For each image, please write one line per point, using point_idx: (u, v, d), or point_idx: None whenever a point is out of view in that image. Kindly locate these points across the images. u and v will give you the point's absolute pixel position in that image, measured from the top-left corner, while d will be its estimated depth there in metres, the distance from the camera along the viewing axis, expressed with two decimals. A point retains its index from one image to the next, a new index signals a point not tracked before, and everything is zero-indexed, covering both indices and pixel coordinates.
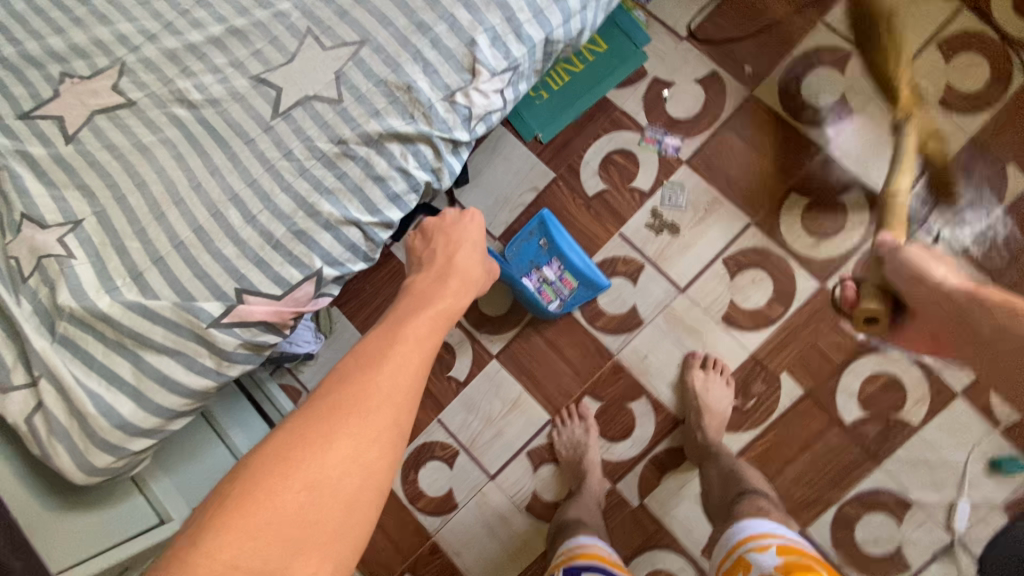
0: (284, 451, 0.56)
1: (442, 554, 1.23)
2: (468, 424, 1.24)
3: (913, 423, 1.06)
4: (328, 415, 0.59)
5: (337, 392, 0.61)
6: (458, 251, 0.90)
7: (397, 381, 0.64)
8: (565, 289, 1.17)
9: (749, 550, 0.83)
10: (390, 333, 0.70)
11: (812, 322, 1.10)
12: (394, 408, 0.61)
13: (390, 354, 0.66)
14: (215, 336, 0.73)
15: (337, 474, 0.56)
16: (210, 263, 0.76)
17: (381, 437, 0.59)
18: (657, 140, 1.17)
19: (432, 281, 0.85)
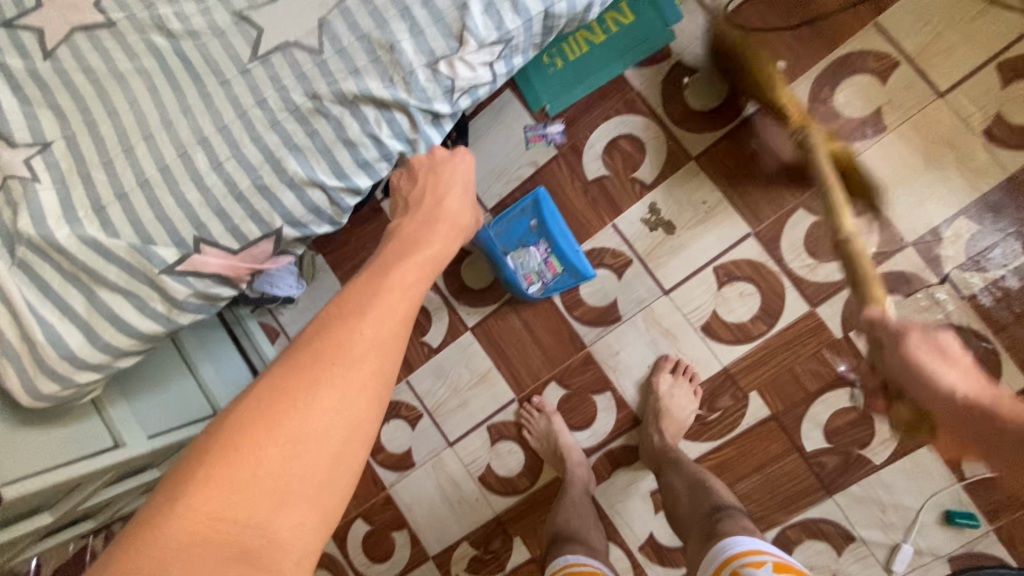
0: (262, 403, 0.51)
1: (394, 506, 1.28)
2: (435, 390, 1.25)
3: (875, 461, 1.04)
4: (310, 365, 0.53)
5: (318, 342, 0.55)
6: (445, 195, 0.75)
7: (384, 329, 0.58)
8: (549, 273, 1.13)
9: (744, 564, 0.80)
10: (377, 276, 0.63)
11: (794, 345, 1.06)
12: (381, 356, 0.57)
13: (378, 299, 0.60)
14: (167, 283, 0.73)
15: (322, 426, 0.51)
16: (172, 207, 0.75)
17: (367, 388, 0.55)
18: (542, 136, 1.14)
19: (416, 226, 0.71)
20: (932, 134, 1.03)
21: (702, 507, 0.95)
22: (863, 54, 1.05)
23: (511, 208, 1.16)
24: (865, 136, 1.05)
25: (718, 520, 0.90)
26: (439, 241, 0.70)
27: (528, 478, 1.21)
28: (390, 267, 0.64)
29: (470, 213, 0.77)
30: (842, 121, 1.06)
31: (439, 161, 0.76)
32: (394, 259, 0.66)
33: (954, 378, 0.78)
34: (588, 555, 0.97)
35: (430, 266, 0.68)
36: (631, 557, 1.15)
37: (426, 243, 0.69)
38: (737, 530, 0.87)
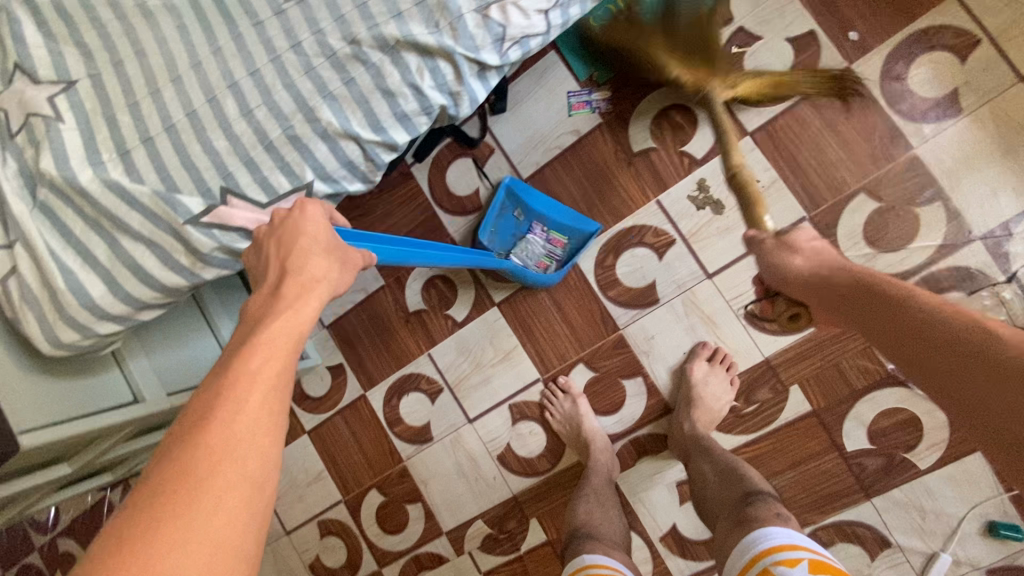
0: (83, 571, 0.37)
1: (410, 479, 1.26)
2: (457, 364, 1.21)
3: (919, 465, 0.98)
4: (146, 500, 0.40)
5: (154, 471, 0.42)
6: (294, 253, 0.56)
7: (238, 429, 0.44)
8: (558, 248, 1.13)
9: (777, 562, 0.73)
10: (224, 362, 0.48)
11: (843, 339, 1.00)
12: (240, 462, 0.43)
13: (214, 416, 0.44)
14: (192, 234, 0.68)
15: (168, 573, 0.38)
16: (198, 154, 0.71)
17: (228, 507, 0.42)
18: (586, 103, 1.09)
19: (262, 300, 0.53)
20: (1012, 121, 0.92)
21: (733, 492, 0.90)
22: (941, 29, 0.94)
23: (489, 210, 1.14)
24: (938, 118, 0.95)
25: (748, 504, 0.85)
26: (310, 300, 0.53)
27: (549, 460, 1.18)
28: (241, 348, 0.48)
29: (331, 261, 0.57)
30: (917, 99, 0.95)
31: (277, 223, 0.57)
32: (247, 335, 0.50)
33: (801, 259, 0.79)
34: (606, 555, 0.89)
35: (306, 326, 0.52)
36: (650, 546, 1.11)
37: (278, 312, 0.52)
38: (775, 518, 0.80)
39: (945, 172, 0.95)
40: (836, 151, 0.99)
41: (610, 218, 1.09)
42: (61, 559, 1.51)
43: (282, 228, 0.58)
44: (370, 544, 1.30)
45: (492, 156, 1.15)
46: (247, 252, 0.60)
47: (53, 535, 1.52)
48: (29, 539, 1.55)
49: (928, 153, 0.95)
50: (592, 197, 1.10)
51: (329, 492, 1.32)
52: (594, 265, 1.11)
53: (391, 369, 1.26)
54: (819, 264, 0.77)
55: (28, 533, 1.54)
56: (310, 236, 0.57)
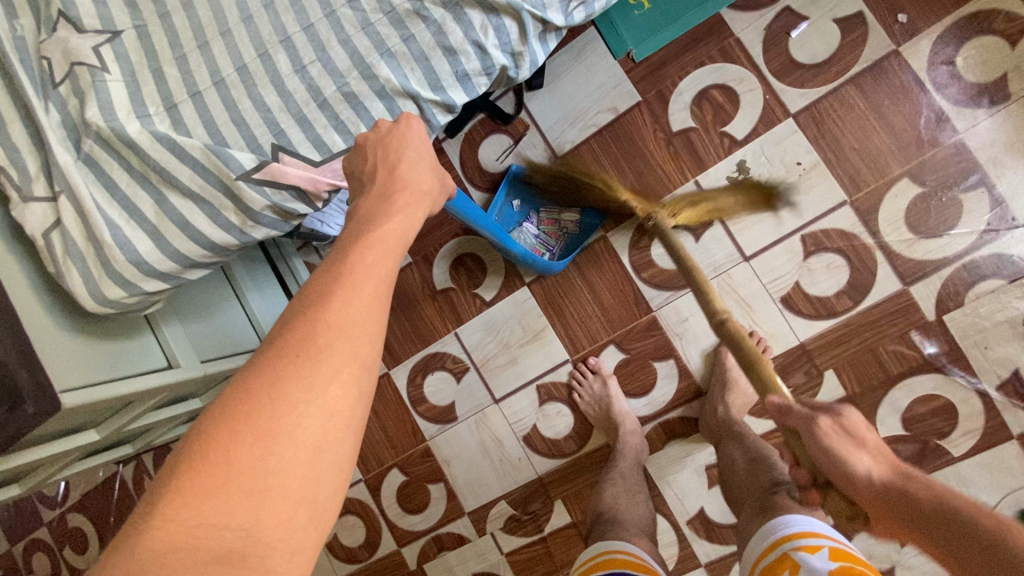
0: (228, 409, 0.43)
1: (432, 459, 1.25)
2: (483, 345, 1.20)
3: (953, 452, 0.97)
4: (276, 360, 0.45)
5: (282, 336, 0.47)
6: (402, 164, 0.61)
7: (354, 313, 0.48)
8: (554, 241, 1.12)
9: (797, 548, 0.72)
10: (340, 253, 0.53)
11: (881, 324, 0.99)
12: (354, 342, 0.47)
13: (330, 299, 0.48)
14: (244, 191, 0.67)
15: (294, 424, 0.43)
16: (249, 110, 0.69)
17: (343, 380, 0.46)
18: (554, 222, 1.12)
19: (373, 202, 0.58)
20: None
21: (760, 481, 0.88)
22: (993, 14, 0.94)
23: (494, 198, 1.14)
24: (987, 103, 0.94)
25: (774, 493, 0.83)
26: (415, 212, 0.58)
27: (576, 442, 1.17)
28: (355, 242, 0.53)
29: (433, 177, 0.64)
30: (964, 84, 0.95)
31: (384, 132, 0.63)
32: (358, 232, 0.55)
33: (865, 463, 0.66)
34: (626, 542, 0.85)
35: (409, 232, 0.57)
36: (676, 529, 1.11)
37: (384, 215, 0.56)
38: (798, 507, 0.78)
39: (990, 158, 0.94)
40: (879, 133, 0.98)
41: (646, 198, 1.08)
42: (71, 535, 1.48)
43: (388, 138, 0.63)
44: (389, 524, 1.29)
45: (526, 132, 1.14)
46: (350, 156, 0.64)
47: (62, 509, 1.49)
48: (37, 515, 1.52)
49: (974, 139, 0.95)
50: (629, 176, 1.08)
51: None
52: (628, 245, 1.10)
53: (415, 349, 1.24)
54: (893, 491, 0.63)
55: (37, 507, 1.52)
56: (417, 148, 0.63)
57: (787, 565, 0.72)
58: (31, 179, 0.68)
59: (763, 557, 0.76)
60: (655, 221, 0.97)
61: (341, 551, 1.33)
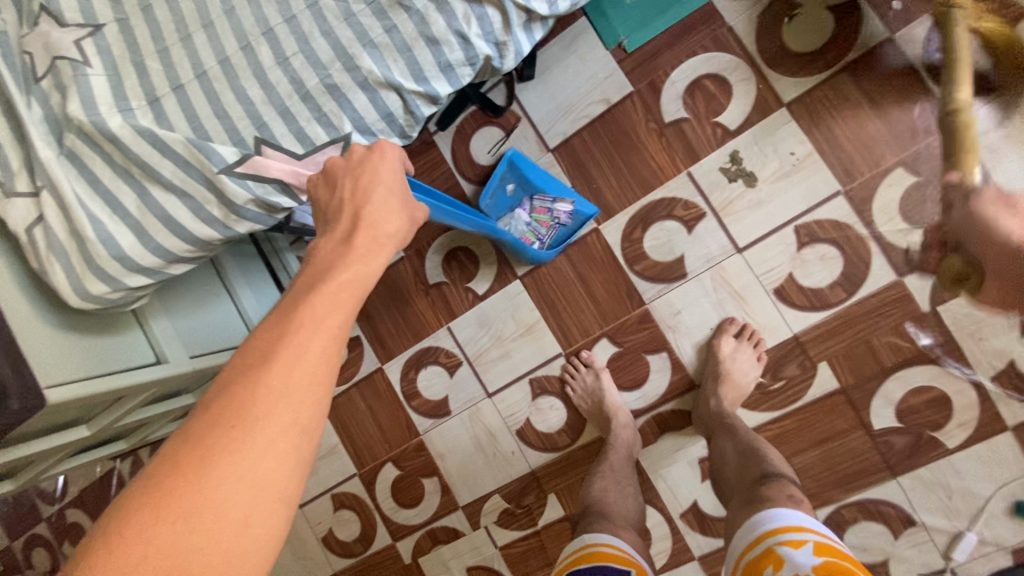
0: (158, 475, 0.43)
1: (427, 453, 1.25)
2: (477, 339, 1.20)
3: (947, 444, 0.97)
4: (211, 427, 0.45)
5: (218, 400, 0.46)
6: (370, 205, 0.60)
7: (297, 377, 0.48)
8: (544, 229, 1.11)
9: (781, 542, 0.71)
10: (291, 307, 0.52)
11: (875, 315, 0.98)
12: (293, 407, 0.47)
13: (273, 362, 0.48)
14: (226, 184, 0.66)
15: (224, 495, 0.43)
16: (232, 103, 0.68)
17: (278, 449, 0.46)
18: (547, 209, 1.10)
19: (335, 248, 0.57)
20: None
21: (750, 473, 0.88)
22: None
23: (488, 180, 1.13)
24: None
25: (762, 485, 0.83)
26: (375, 260, 0.57)
27: (569, 436, 1.16)
28: (306, 295, 0.53)
29: (402, 216, 0.62)
30: None
31: (355, 163, 0.62)
32: (312, 285, 0.54)
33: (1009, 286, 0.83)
34: (612, 535, 0.86)
35: (367, 283, 0.56)
36: (670, 522, 1.11)
37: (342, 263, 0.56)
38: (784, 500, 0.78)
39: None
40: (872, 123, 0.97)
41: (639, 191, 1.07)
42: (69, 530, 1.49)
43: (359, 168, 0.62)
44: (384, 518, 1.29)
45: (518, 124, 1.13)
46: (316, 183, 0.64)
47: (60, 505, 1.50)
48: (36, 510, 1.53)
49: None
50: (621, 170, 1.08)
51: (344, 466, 1.31)
52: (621, 237, 1.09)
53: (409, 343, 1.24)
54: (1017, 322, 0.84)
55: (36, 503, 1.53)
56: (386, 187, 0.62)
57: (771, 559, 0.71)
58: (12, 174, 0.67)
59: (747, 552, 0.75)
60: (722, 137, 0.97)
61: (336, 546, 1.34)
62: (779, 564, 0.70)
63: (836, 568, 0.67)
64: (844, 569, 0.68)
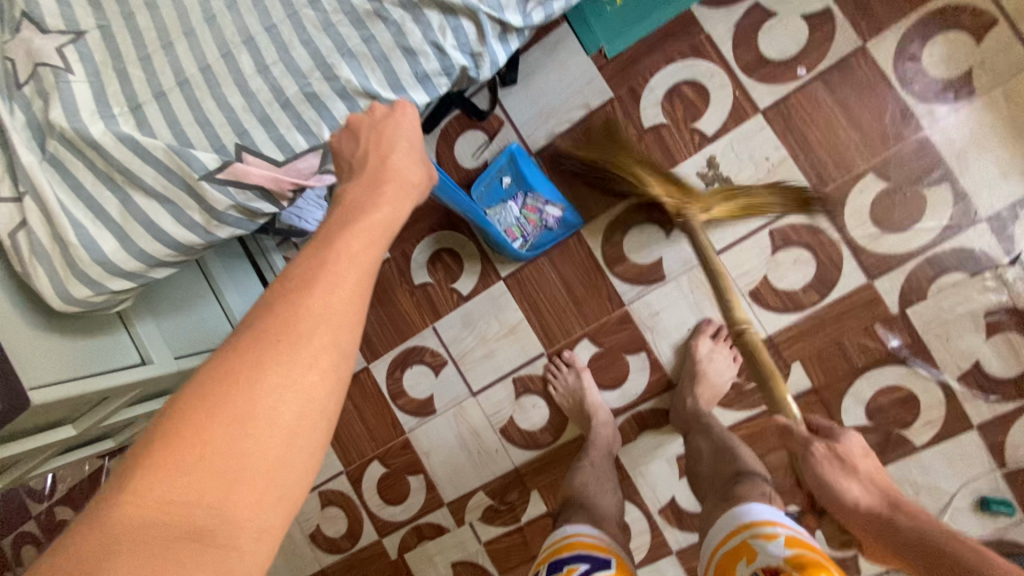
0: (205, 387, 0.44)
1: (412, 451, 1.27)
2: (461, 339, 1.22)
3: (915, 442, 1.00)
4: (256, 342, 0.46)
5: (262, 318, 0.47)
6: (393, 155, 0.62)
7: (339, 298, 0.49)
8: (531, 229, 1.13)
9: (755, 535, 0.74)
10: (326, 236, 0.53)
11: (845, 317, 1.01)
12: (335, 327, 0.48)
13: (315, 284, 0.48)
14: (207, 190, 0.68)
15: (272, 404, 0.44)
16: (213, 110, 0.70)
17: (321, 365, 0.47)
18: (538, 209, 1.12)
19: (362, 189, 0.59)
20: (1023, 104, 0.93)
21: (724, 473, 0.90)
22: (957, 10, 0.95)
23: (487, 168, 1.14)
24: (951, 100, 0.95)
25: (736, 483, 0.85)
26: (399, 202, 0.59)
27: (551, 433, 1.19)
28: (342, 227, 0.53)
29: (421, 170, 0.65)
30: (929, 80, 0.96)
31: (380, 116, 0.65)
32: (345, 219, 0.55)
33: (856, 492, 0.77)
34: (591, 526, 0.88)
35: (395, 222, 0.57)
36: (648, 518, 1.13)
37: (374, 203, 0.57)
38: (756, 497, 0.81)
39: (954, 153, 0.96)
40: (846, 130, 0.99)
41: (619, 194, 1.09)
42: (58, 528, 1.50)
43: (381, 123, 0.65)
44: (370, 514, 1.31)
45: (501, 128, 1.14)
46: (339, 137, 0.66)
47: (48, 503, 1.51)
48: (24, 508, 1.54)
49: (939, 134, 0.96)
50: None
51: (330, 464, 1.33)
52: (601, 239, 1.11)
53: (394, 343, 1.26)
54: (879, 501, 0.75)
55: (25, 501, 1.54)
56: (405, 137, 0.64)
57: (744, 551, 0.74)
58: None
59: (723, 545, 0.78)
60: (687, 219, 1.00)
61: (324, 542, 1.36)
62: (752, 556, 0.72)
63: (807, 560, 0.68)
64: (815, 562, 0.69)
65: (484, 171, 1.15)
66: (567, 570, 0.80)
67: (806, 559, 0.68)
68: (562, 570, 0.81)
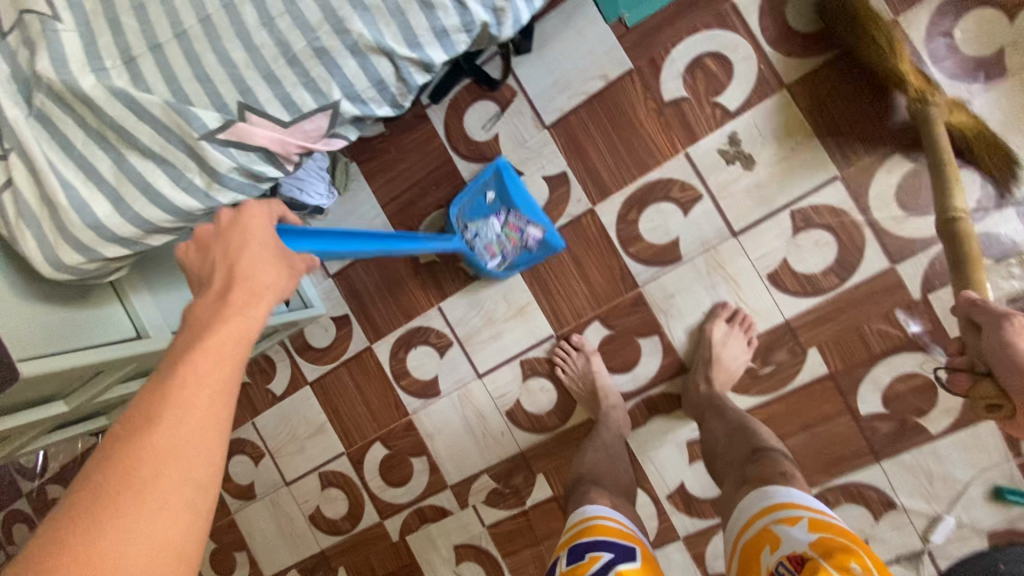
0: (36, 561, 0.41)
1: (415, 433, 1.24)
2: (467, 319, 1.19)
3: (931, 430, 0.98)
4: (93, 501, 0.43)
5: (97, 472, 0.45)
6: (242, 260, 0.59)
7: (188, 434, 0.48)
8: (511, 248, 1.10)
9: (777, 521, 0.70)
10: (167, 366, 0.50)
11: (867, 302, 0.98)
12: (184, 466, 0.47)
13: (154, 426, 0.47)
14: (207, 152, 0.64)
15: (116, 565, 0.42)
16: (214, 66, 0.64)
17: (169, 506, 0.45)
18: (519, 229, 1.08)
19: (207, 303, 0.56)
20: None
21: (740, 449, 0.88)
22: None
23: (472, 182, 1.10)
24: (985, 77, 0.91)
25: (754, 462, 0.83)
26: (251, 310, 0.56)
27: (558, 417, 1.16)
28: (184, 352, 0.51)
29: (280, 267, 0.62)
30: (963, 56, 0.92)
31: (222, 226, 0.61)
32: (189, 342, 0.52)
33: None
34: (615, 508, 0.85)
35: (252, 329, 0.56)
36: (656, 503, 1.12)
37: (221, 315, 0.54)
38: (781, 479, 0.77)
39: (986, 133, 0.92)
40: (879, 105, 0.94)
41: (636, 171, 1.05)
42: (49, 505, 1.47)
43: (229, 230, 0.61)
44: (372, 497, 1.29)
45: (514, 100, 1.11)
46: (188, 249, 0.62)
47: (40, 481, 1.48)
48: (15, 485, 1.51)
49: (971, 114, 0.92)
50: (618, 149, 1.06)
51: (330, 445, 1.30)
52: (616, 218, 1.08)
53: (398, 322, 1.22)
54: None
55: (15, 478, 1.50)
56: (260, 239, 0.61)
57: (767, 538, 0.70)
58: None
59: (745, 531, 0.75)
60: (924, 109, 0.90)
61: (323, 523, 1.33)
62: (775, 543, 0.69)
63: (832, 544, 0.64)
64: (840, 544, 0.64)
65: (469, 184, 1.11)
66: (590, 558, 0.75)
67: (831, 541, 0.65)
68: (583, 555, 0.76)
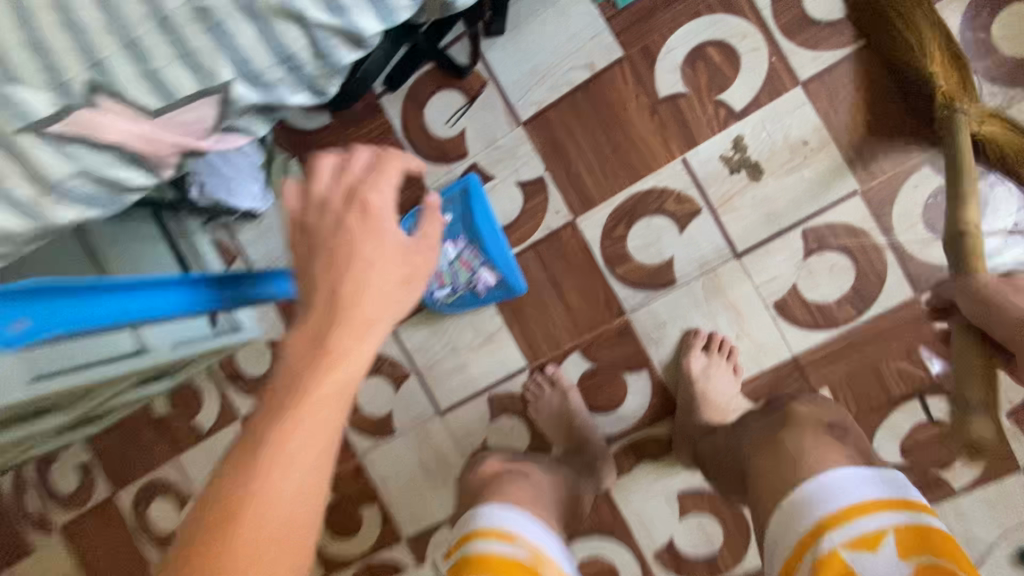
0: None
1: (365, 478, 1.07)
2: (427, 346, 1.03)
3: (953, 485, 0.86)
4: (187, 553, 0.37)
5: (200, 512, 0.38)
6: (367, 248, 0.47)
7: (296, 455, 0.40)
8: (460, 284, 0.97)
9: (852, 544, 0.52)
10: (285, 389, 0.42)
11: (887, 337, 0.85)
12: (288, 527, 0.39)
13: (260, 478, 0.39)
14: (37, 151, 0.47)
15: None
16: (54, 28, 0.46)
17: (287, 511, 0.39)
18: (471, 267, 0.96)
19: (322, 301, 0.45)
20: None
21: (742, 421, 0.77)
22: None
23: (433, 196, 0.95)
24: None
25: (765, 421, 0.72)
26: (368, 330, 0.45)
27: None
28: (299, 378, 0.42)
29: (406, 265, 0.49)
30: (1004, 55, 0.79)
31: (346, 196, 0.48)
32: (306, 351, 0.43)
33: None
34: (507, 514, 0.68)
35: (366, 357, 0.45)
36: (641, 563, 0.97)
37: (339, 330, 0.44)
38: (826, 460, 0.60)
39: None
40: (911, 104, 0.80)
41: (624, 179, 0.90)
42: None
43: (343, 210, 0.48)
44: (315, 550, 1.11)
45: (483, 90, 0.94)
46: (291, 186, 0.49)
47: None
48: None
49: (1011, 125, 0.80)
50: (604, 152, 0.90)
51: None
52: (600, 232, 0.93)
53: None
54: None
55: None
56: (378, 228, 0.48)
57: (834, 568, 0.52)
58: None
59: (793, 545, 0.56)
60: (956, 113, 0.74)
61: None
62: None
63: None
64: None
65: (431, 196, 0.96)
66: None
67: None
68: None
